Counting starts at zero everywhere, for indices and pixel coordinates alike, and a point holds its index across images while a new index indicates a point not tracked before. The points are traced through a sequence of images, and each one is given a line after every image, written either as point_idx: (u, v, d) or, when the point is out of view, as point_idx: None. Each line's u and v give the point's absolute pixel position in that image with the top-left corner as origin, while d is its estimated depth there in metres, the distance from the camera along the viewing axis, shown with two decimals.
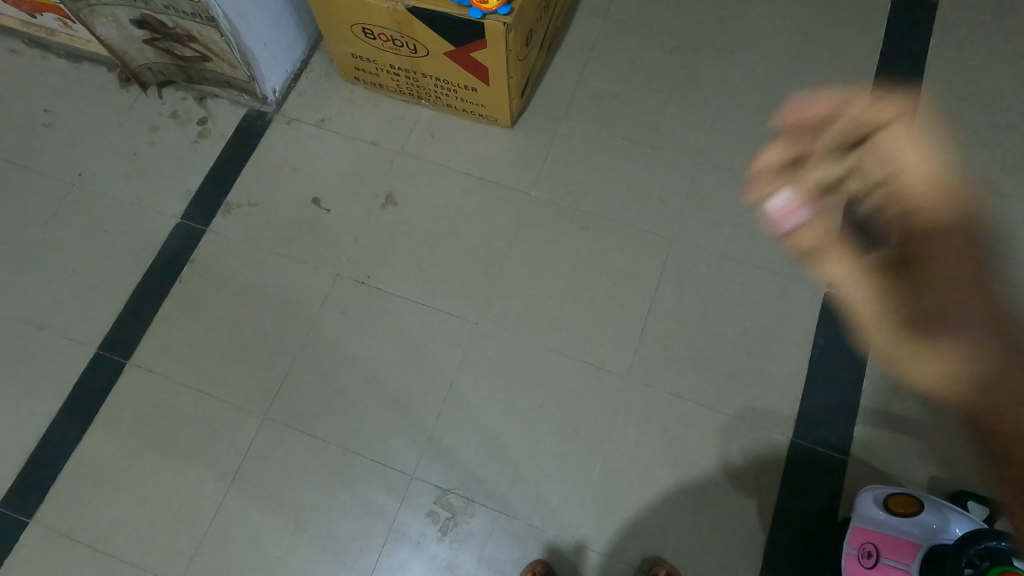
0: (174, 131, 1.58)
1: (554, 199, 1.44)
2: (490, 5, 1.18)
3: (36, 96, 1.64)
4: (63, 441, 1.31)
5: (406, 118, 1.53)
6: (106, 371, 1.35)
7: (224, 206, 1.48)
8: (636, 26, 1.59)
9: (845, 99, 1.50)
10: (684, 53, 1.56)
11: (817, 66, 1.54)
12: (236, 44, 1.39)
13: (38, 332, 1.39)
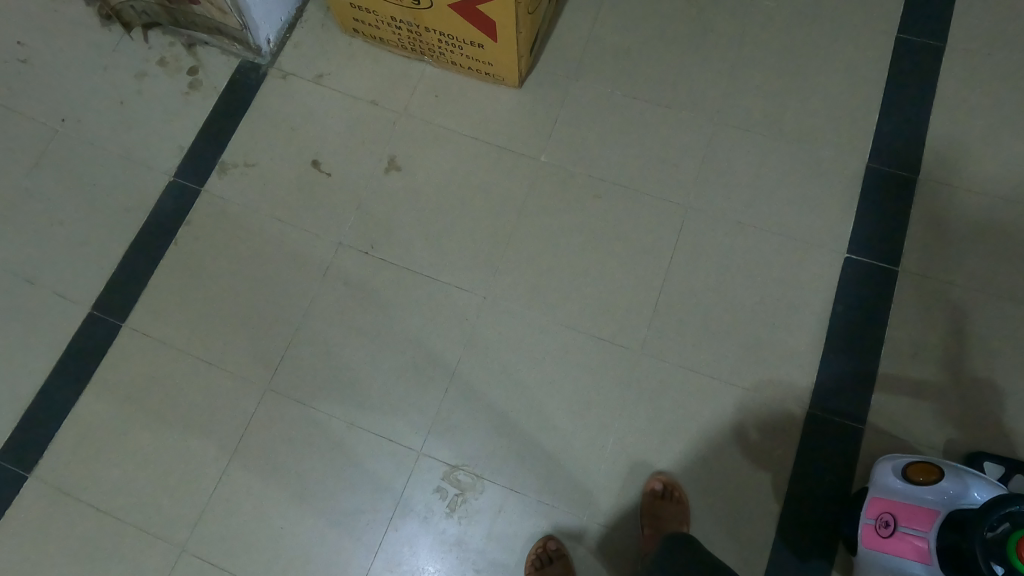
0: (162, 79, 1.44)
1: (563, 164, 1.38)
2: None
3: (4, 27, 1.46)
4: (54, 409, 1.22)
5: (408, 75, 1.45)
6: (100, 336, 1.26)
7: (219, 165, 1.38)
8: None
9: (870, 48, 1.40)
10: (703, 4, 1.47)
11: (854, 13, 1.43)
12: None
13: (21, 291, 1.29)
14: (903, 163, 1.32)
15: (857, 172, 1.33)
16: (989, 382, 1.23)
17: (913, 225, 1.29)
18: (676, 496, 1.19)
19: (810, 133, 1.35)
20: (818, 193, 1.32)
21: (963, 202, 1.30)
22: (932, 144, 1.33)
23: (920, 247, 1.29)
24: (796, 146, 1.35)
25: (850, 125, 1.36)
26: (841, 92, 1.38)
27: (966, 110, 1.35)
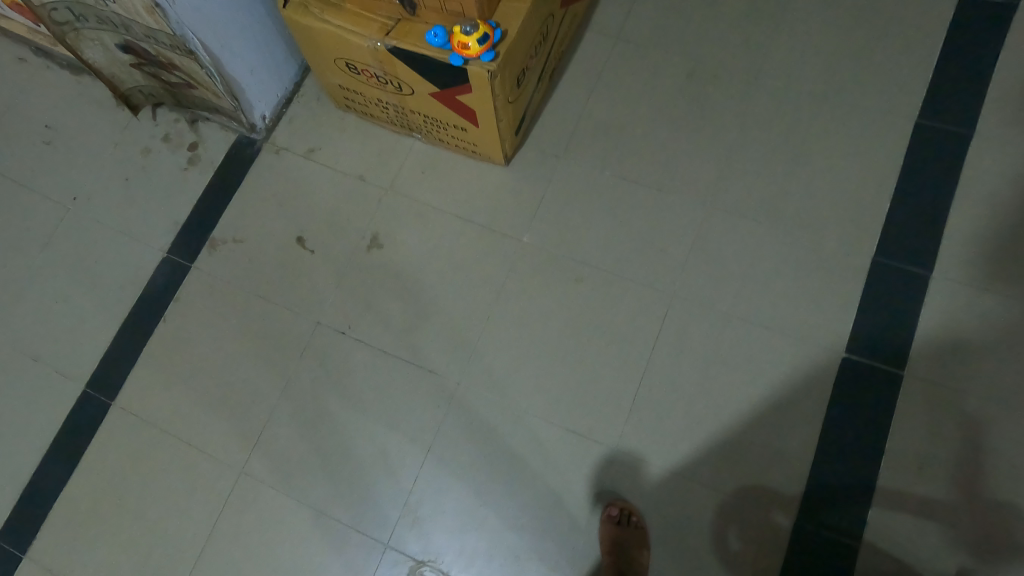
0: (165, 155, 1.49)
1: (546, 246, 1.34)
2: (472, 51, 1.06)
3: (30, 109, 1.56)
4: (51, 482, 1.30)
5: (397, 150, 1.43)
6: (93, 411, 1.33)
7: (209, 241, 1.41)
8: (649, 45, 1.44)
9: (885, 130, 1.31)
10: (703, 77, 1.40)
11: (863, 91, 1.34)
12: (218, 75, 1.28)
13: (29, 365, 1.37)
14: (915, 258, 1.23)
15: (862, 265, 1.24)
16: (1008, 505, 1.10)
17: (921, 326, 1.19)
18: (632, 521, 1.15)
19: (806, 222, 1.28)
20: (816, 286, 1.24)
21: (984, 302, 1.18)
22: (950, 237, 1.23)
23: (931, 350, 1.18)
24: (794, 234, 1.28)
25: (853, 214, 1.27)
26: (850, 178, 1.29)
27: (992, 200, 1.23)
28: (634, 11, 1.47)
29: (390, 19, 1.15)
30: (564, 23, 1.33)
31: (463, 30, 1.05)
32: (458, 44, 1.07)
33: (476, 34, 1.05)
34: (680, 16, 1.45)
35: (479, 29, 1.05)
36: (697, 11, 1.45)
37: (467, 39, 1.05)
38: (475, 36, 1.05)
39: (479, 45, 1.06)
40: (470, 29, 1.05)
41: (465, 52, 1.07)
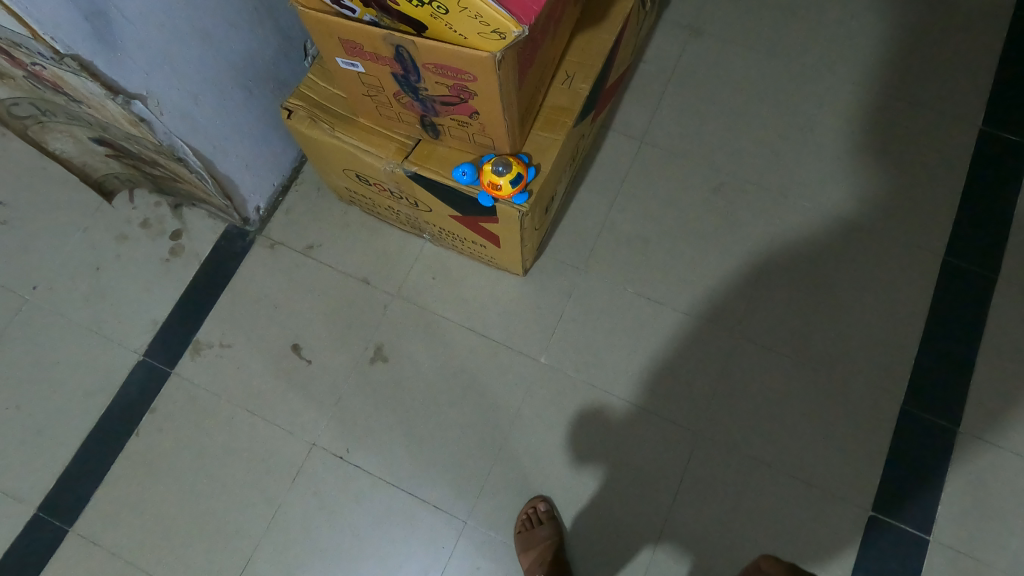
0: (144, 243, 1.37)
1: (565, 372, 1.25)
2: (504, 191, 0.97)
3: None
4: None
5: (405, 252, 1.31)
6: (48, 538, 1.19)
7: (193, 344, 1.28)
8: (672, 155, 1.39)
9: (911, 268, 1.30)
10: (728, 195, 1.35)
11: (887, 222, 1.32)
12: (210, 177, 1.18)
13: None
14: (940, 405, 1.21)
15: (890, 412, 1.21)
16: None
17: (950, 484, 1.16)
18: None
19: (832, 359, 1.24)
20: (842, 431, 1.20)
21: (1009, 462, 1.16)
22: (976, 390, 1.21)
23: (958, 511, 1.14)
24: (818, 372, 1.24)
25: (878, 354, 1.24)
26: (875, 315, 1.27)
27: (1014, 352, 1.23)
28: (657, 117, 1.41)
29: (409, 140, 1.04)
30: (590, 135, 1.25)
31: (492, 174, 0.96)
32: (488, 184, 0.97)
33: (507, 180, 0.96)
34: (704, 126, 1.40)
35: (512, 170, 0.95)
36: (722, 120, 1.41)
37: (499, 180, 0.95)
38: (508, 177, 0.95)
39: (512, 185, 0.96)
40: (502, 169, 0.95)
41: (495, 192, 0.97)
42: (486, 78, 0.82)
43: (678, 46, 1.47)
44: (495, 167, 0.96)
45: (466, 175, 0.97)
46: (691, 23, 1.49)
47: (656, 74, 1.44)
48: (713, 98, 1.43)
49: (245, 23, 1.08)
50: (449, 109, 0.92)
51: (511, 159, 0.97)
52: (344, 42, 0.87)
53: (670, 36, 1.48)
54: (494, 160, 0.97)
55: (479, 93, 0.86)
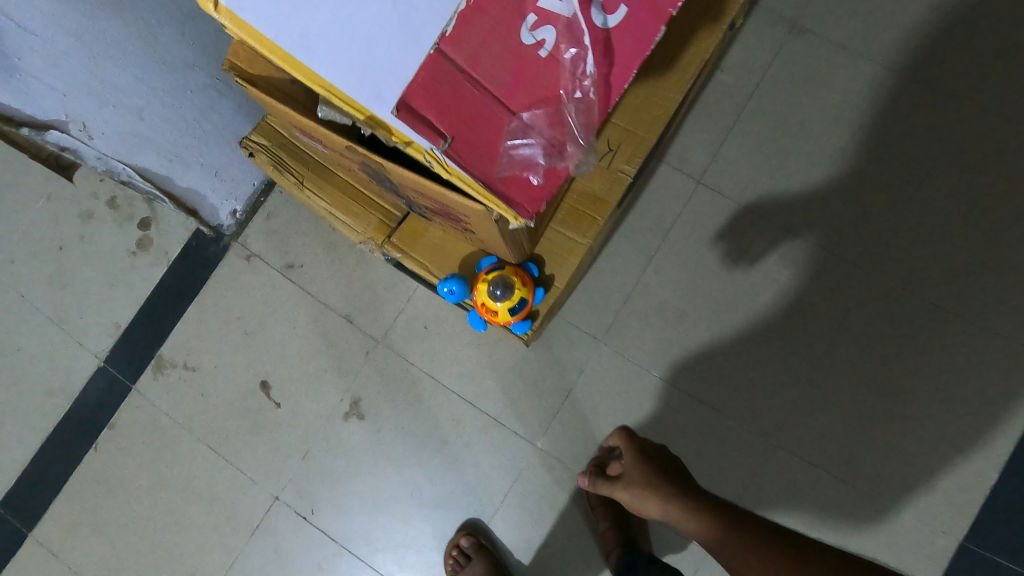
0: (109, 227, 1.18)
1: (561, 458, 1.09)
2: (501, 318, 0.76)
3: None
4: None
5: (396, 289, 1.10)
6: (8, 539, 1.13)
7: (156, 361, 1.14)
8: (736, 207, 1.12)
9: (1015, 386, 1.04)
10: (798, 274, 1.09)
11: (996, 330, 1.05)
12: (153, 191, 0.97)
13: None
14: (1010, 550, 1.00)
15: (945, 554, 1.01)
16: None
17: None
18: None
19: (885, 488, 1.04)
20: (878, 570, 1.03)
21: None
22: None
23: None
24: (865, 501, 1.04)
25: (948, 485, 1.02)
26: (951, 439, 1.04)
27: None
28: (724, 153, 1.13)
29: (395, 211, 0.81)
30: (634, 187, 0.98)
31: (485, 297, 0.75)
32: (480, 306, 0.76)
33: (505, 307, 0.74)
34: (783, 173, 1.11)
35: (513, 295, 0.74)
36: (808, 170, 1.11)
37: (494, 307, 0.74)
38: (506, 304, 0.74)
39: (511, 313, 0.75)
40: (500, 294, 0.74)
41: (489, 318, 0.76)
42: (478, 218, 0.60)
43: (768, 57, 1.14)
44: (491, 289, 0.75)
45: (451, 291, 0.76)
46: (794, 24, 1.14)
47: (732, 94, 1.14)
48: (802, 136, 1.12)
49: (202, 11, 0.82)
50: (439, 214, 0.69)
51: (511, 276, 0.74)
52: (299, 124, 0.63)
53: (762, 39, 1.15)
54: (490, 277, 0.75)
55: (474, 222, 0.63)
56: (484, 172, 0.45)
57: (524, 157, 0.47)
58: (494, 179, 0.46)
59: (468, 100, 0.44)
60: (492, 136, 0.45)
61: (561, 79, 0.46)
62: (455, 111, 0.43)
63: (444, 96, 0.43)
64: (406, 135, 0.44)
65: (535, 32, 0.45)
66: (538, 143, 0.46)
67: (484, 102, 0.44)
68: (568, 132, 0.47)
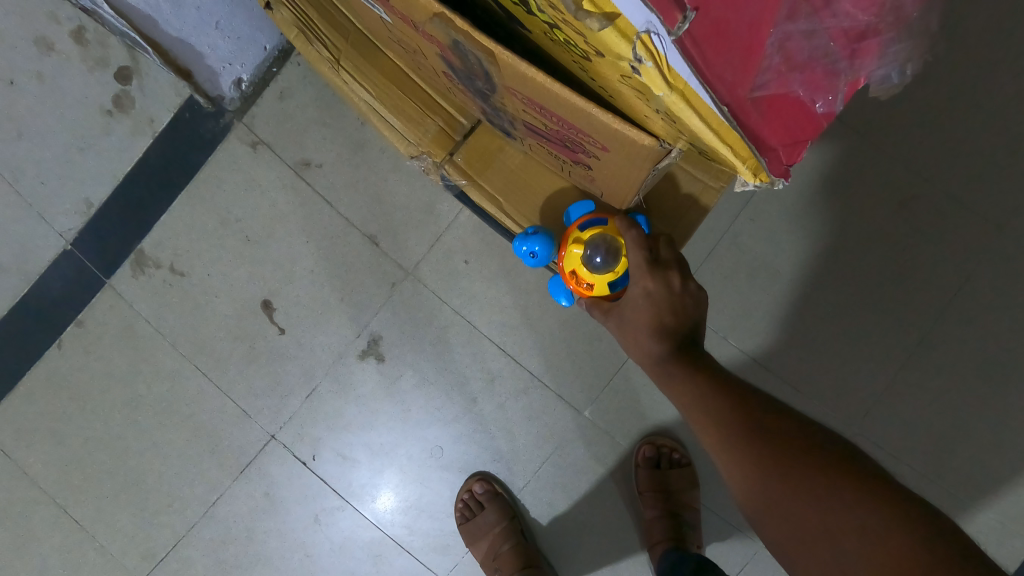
0: (77, 74, 0.89)
1: (610, 433, 0.93)
2: (594, 291, 0.57)
3: None
4: None
5: (437, 211, 0.88)
6: None
7: (136, 256, 0.92)
8: (882, 162, 0.87)
9: None
10: (930, 268, 0.88)
11: None
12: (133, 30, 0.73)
13: None
14: None
15: None
16: None
17: None
18: None
19: (981, 513, 0.89)
20: None
21: None
22: None
23: None
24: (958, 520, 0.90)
25: None
26: None
27: None
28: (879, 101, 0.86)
29: (461, 119, 0.58)
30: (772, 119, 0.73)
31: (576, 265, 0.56)
32: (568, 273, 0.57)
33: (607, 279, 0.56)
34: (949, 127, 0.86)
35: (617, 265, 0.55)
36: (980, 138, 0.86)
37: (589, 279, 0.56)
38: (607, 277, 0.56)
39: (608, 287, 0.57)
40: (600, 264, 0.55)
41: (579, 290, 0.58)
42: (629, 151, 0.39)
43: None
44: (588, 254, 0.55)
45: (531, 253, 0.57)
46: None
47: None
48: (988, 93, 0.85)
49: None
50: (541, 138, 0.47)
51: (614, 236, 0.55)
52: None
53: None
54: (586, 236, 0.55)
55: (610, 158, 0.42)
56: (733, 86, 0.31)
57: (803, 59, 0.29)
58: (745, 98, 0.31)
59: None
60: (761, 18, 0.28)
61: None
62: None
63: None
64: (614, 5, 0.26)
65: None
66: (829, 36, 0.29)
67: None
68: (883, 10, 0.28)
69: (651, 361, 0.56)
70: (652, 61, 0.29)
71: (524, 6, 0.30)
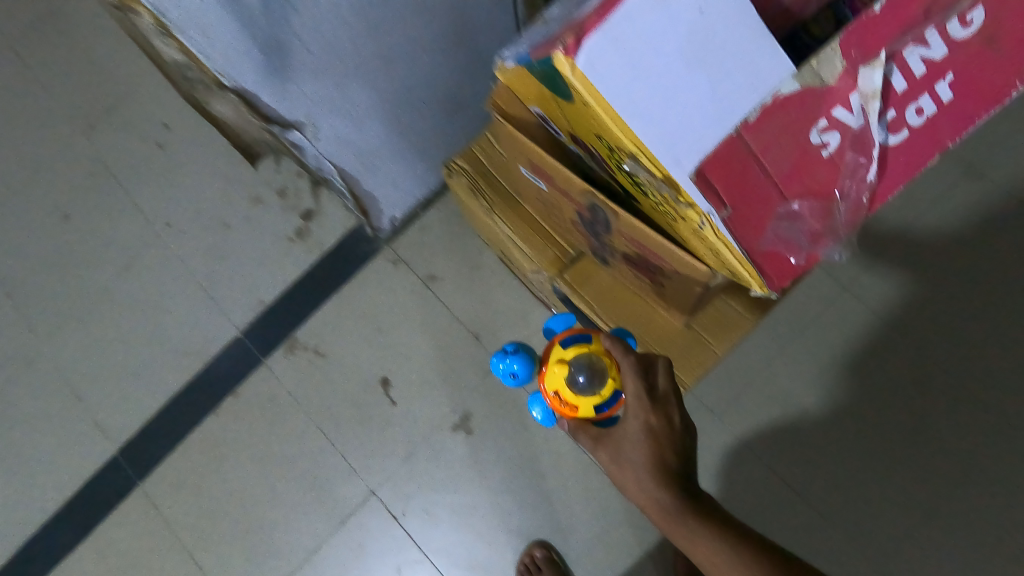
0: (275, 212, 1.21)
1: (657, 521, 1.09)
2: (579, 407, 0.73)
3: (154, 102, 1.31)
4: (53, 550, 1.11)
5: (529, 322, 1.15)
6: (113, 490, 1.12)
7: (290, 340, 1.15)
8: (878, 317, 1.10)
9: None
10: (937, 398, 1.07)
11: None
12: (349, 189, 1.02)
13: (67, 409, 1.17)
14: None
15: None
16: None
17: None
18: None
19: None
20: None
21: None
22: None
23: None
24: None
25: None
26: None
27: None
28: (881, 268, 1.11)
29: (570, 251, 0.86)
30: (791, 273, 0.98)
31: (561, 381, 0.73)
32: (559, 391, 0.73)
33: (591, 401, 0.72)
34: (932, 290, 1.10)
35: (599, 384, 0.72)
36: (957, 297, 1.09)
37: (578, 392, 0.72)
38: (593, 395, 0.72)
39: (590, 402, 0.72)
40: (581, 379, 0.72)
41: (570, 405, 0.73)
42: (691, 273, 0.64)
43: (943, 183, 1.14)
44: (575, 369, 0.73)
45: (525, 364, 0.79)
46: (966, 150, 1.15)
47: (903, 216, 1.13)
48: (961, 265, 1.11)
49: (441, 48, 0.92)
50: (631, 264, 0.74)
51: (600, 361, 0.73)
52: (535, 162, 0.68)
53: (936, 166, 1.15)
54: (576, 355, 0.74)
55: (677, 278, 0.68)
56: (748, 241, 0.58)
57: (783, 235, 0.58)
58: (754, 251, 0.58)
59: (753, 172, 0.53)
60: (761, 209, 0.56)
61: (836, 176, 0.54)
62: (740, 188, 0.53)
63: (736, 168, 0.52)
64: (690, 199, 0.50)
65: (823, 134, 0.51)
66: (797, 227, 0.57)
67: (762, 175, 0.53)
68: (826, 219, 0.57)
69: (651, 497, 0.63)
70: (708, 227, 0.52)
71: (641, 189, 0.56)
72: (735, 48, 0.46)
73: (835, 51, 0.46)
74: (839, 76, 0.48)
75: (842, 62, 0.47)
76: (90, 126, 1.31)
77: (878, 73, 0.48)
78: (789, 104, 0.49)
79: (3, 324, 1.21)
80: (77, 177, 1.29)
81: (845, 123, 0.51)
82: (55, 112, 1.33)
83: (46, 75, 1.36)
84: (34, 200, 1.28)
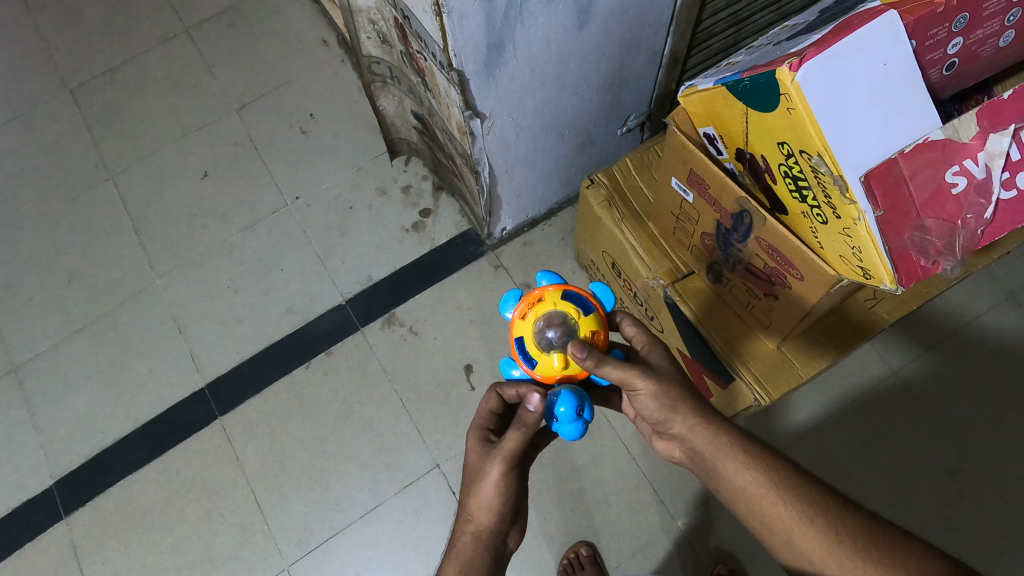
0: (396, 205, 1.36)
1: (695, 545, 1.16)
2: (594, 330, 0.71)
3: (304, 94, 1.47)
4: (128, 460, 1.18)
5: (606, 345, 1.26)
6: (196, 417, 1.20)
7: (388, 315, 1.26)
8: (921, 395, 1.22)
9: None
10: (964, 478, 1.16)
11: None
12: (486, 193, 1.18)
13: (172, 338, 1.27)
14: None
15: None
16: None
17: None
18: None
19: None
20: None
21: None
22: None
23: None
24: None
25: None
26: None
27: None
28: (930, 360, 1.24)
29: (683, 267, 1.00)
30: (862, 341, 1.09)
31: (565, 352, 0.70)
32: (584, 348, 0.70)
33: (580, 319, 0.71)
34: (969, 381, 1.22)
35: (579, 321, 0.71)
36: (992, 391, 1.21)
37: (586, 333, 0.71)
38: (588, 324, 0.71)
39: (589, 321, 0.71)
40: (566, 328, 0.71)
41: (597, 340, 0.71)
42: (818, 282, 0.76)
43: (993, 300, 1.28)
44: (545, 340, 0.71)
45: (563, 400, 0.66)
46: (1016, 276, 1.29)
47: (951, 317, 1.27)
48: (999, 364, 1.23)
49: (596, 88, 1.09)
50: (750, 274, 0.87)
51: (540, 314, 0.72)
52: (694, 171, 0.83)
53: (984, 280, 1.29)
54: (538, 343, 0.71)
55: (797, 286, 0.80)
56: (891, 240, 0.64)
57: (917, 246, 0.65)
58: (894, 249, 0.65)
59: (901, 187, 0.63)
60: (904, 213, 0.64)
61: (959, 212, 0.65)
62: (891, 196, 0.63)
63: (889, 181, 0.62)
64: (855, 196, 0.62)
65: (954, 176, 0.64)
66: (930, 242, 0.65)
67: (909, 192, 0.63)
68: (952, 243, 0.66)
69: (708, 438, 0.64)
70: (862, 223, 0.63)
71: (803, 193, 0.69)
72: (899, 95, 0.62)
73: (972, 117, 0.62)
74: (972, 136, 0.63)
75: (977, 126, 0.62)
76: (243, 104, 1.47)
77: (1005, 139, 0.62)
78: (934, 146, 0.62)
79: (131, 255, 1.34)
80: (221, 143, 1.44)
81: (972, 172, 0.64)
82: (213, 85, 1.50)
83: (211, 56, 1.53)
84: (179, 155, 1.44)
